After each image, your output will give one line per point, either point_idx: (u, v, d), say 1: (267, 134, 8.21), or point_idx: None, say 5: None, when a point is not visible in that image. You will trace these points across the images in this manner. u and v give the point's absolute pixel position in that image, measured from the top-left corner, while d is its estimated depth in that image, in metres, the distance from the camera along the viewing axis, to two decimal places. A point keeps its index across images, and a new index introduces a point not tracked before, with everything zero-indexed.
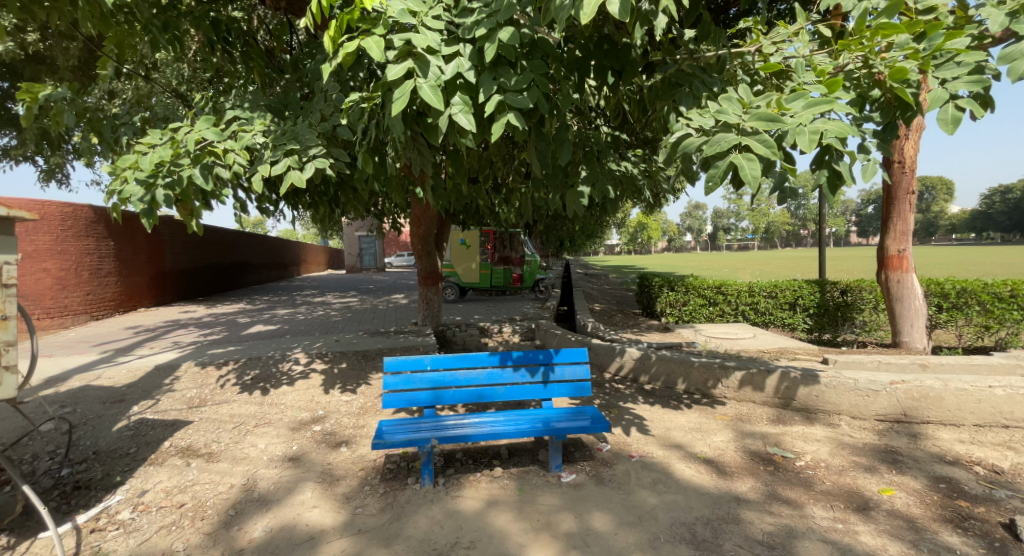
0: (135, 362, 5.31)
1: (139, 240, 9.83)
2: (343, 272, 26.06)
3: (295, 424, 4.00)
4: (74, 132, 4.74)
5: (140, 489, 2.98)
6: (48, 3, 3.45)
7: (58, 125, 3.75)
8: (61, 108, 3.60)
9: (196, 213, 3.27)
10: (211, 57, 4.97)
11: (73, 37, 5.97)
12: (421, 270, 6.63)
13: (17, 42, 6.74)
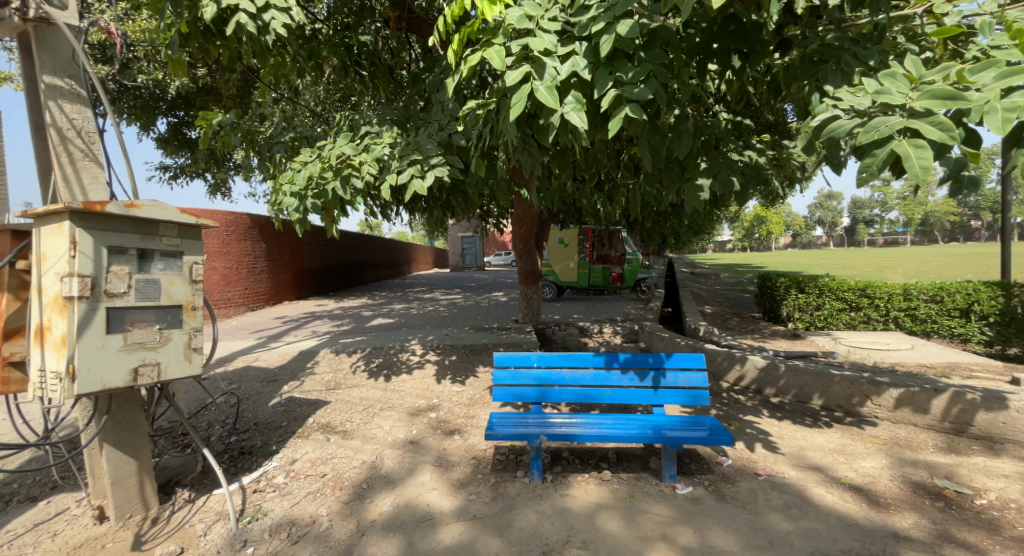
0: (284, 348, 6.16)
1: (285, 242, 11.36)
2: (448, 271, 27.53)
3: (413, 410, 4.32)
4: (239, 151, 5.59)
5: (291, 458, 3.44)
6: (222, 44, 4.10)
7: (227, 146, 4.48)
8: (230, 132, 4.33)
9: (336, 220, 3.67)
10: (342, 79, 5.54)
11: (235, 71, 7.01)
12: (522, 270, 6.70)
13: (190, 78, 7.66)
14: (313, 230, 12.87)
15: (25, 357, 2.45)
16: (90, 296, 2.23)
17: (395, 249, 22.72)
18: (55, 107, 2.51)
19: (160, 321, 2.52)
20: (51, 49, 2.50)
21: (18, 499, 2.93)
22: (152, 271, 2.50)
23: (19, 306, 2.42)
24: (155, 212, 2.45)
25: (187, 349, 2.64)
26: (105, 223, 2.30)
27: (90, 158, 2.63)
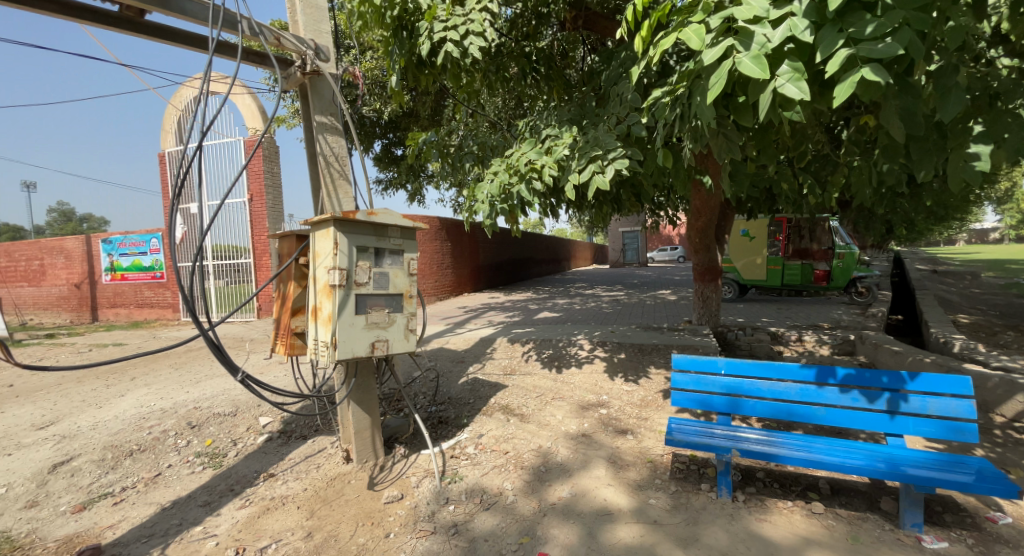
0: (466, 334, 6.85)
1: (463, 240, 12.62)
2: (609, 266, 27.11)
3: (585, 403, 4.37)
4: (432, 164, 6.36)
5: (478, 432, 3.81)
6: (427, 72, 4.71)
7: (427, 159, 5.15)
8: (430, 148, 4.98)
9: (517, 221, 3.89)
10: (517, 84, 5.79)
11: (429, 92, 8.00)
12: (699, 266, 6.16)
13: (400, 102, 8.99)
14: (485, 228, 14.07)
15: (305, 329, 3.22)
16: (346, 284, 2.81)
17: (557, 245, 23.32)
18: (322, 139, 3.22)
19: (388, 305, 3.05)
20: (320, 94, 3.22)
21: (295, 435, 3.88)
22: (383, 265, 3.03)
23: (302, 291, 3.20)
24: (386, 218, 2.97)
25: (406, 329, 3.13)
26: (355, 226, 2.86)
27: (342, 176, 3.30)
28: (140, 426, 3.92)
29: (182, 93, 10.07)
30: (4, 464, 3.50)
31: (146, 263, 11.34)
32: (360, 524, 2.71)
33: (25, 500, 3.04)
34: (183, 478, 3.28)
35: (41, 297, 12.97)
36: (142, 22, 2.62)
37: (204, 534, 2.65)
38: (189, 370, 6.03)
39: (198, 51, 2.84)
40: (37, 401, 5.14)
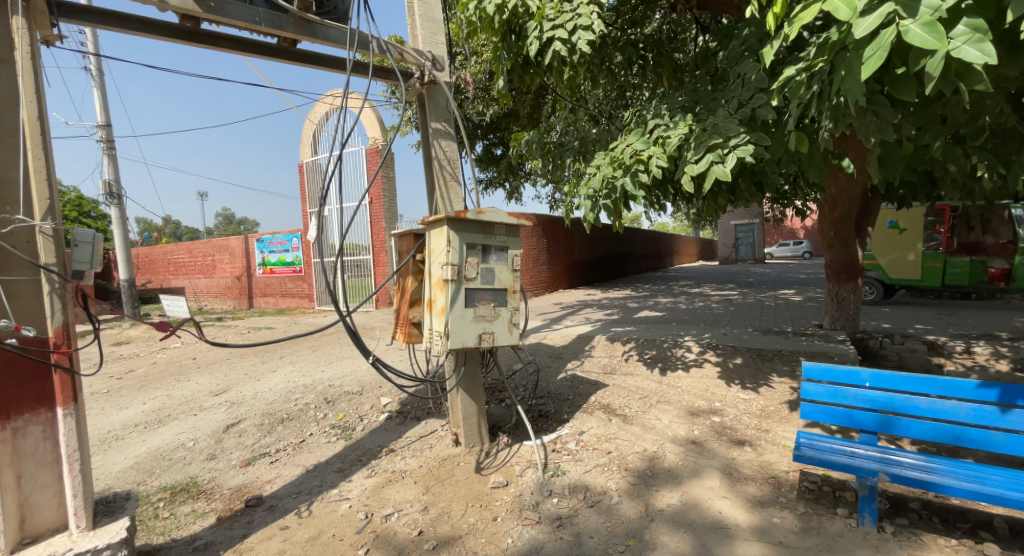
0: (565, 331, 6.83)
1: (559, 237, 12.61)
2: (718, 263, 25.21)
3: (694, 409, 4.12)
4: (533, 161, 6.40)
5: (579, 429, 3.77)
6: (532, 70, 4.74)
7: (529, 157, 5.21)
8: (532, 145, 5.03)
9: (622, 215, 3.76)
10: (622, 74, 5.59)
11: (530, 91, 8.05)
12: (834, 262, 5.46)
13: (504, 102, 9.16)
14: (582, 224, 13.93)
15: (420, 319, 3.47)
16: (457, 278, 2.97)
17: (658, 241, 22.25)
18: (437, 144, 3.43)
19: (494, 300, 3.16)
20: (435, 102, 3.43)
21: (410, 416, 4.20)
22: (490, 261, 3.15)
23: (418, 285, 3.44)
24: (494, 216, 3.07)
25: (511, 323, 3.23)
26: (465, 224, 3.01)
27: (454, 178, 3.48)
28: (288, 398, 4.54)
29: (317, 109, 11.36)
30: (192, 422, 4.29)
31: (289, 258, 13.05)
32: (469, 504, 2.86)
33: (207, 453, 3.69)
34: (321, 446, 3.73)
35: (212, 286, 15.59)
36: (294, 50, 3.00)
37: (338, 497, 2.99)
38: (322, 352, 6.83)
39: (337, 72, 3.19)
40: (211, 373, 6.20)
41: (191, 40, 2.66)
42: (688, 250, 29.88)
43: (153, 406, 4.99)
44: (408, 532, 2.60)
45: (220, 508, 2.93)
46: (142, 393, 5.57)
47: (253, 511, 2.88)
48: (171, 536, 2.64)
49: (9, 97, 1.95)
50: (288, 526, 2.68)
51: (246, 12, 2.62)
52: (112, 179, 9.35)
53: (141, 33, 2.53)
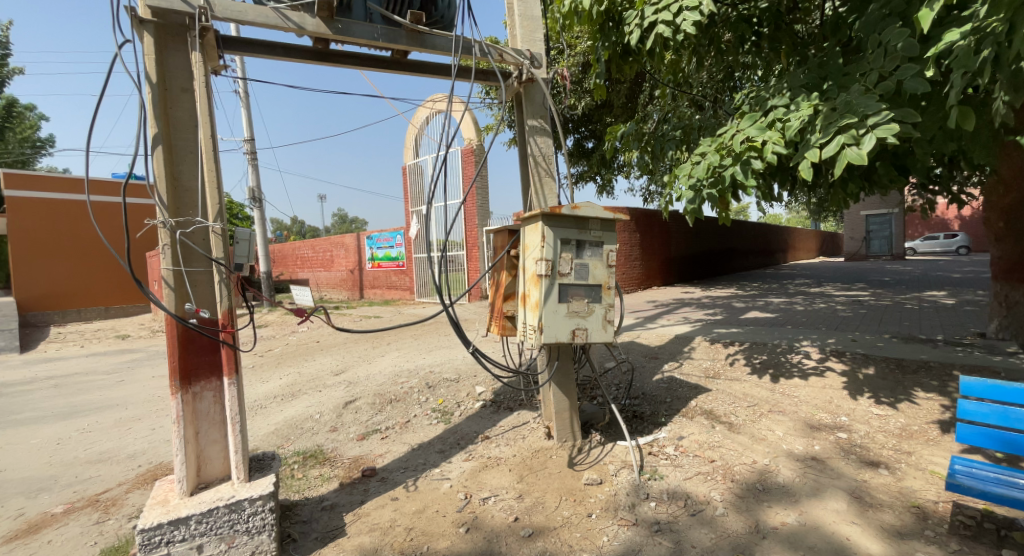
0: (662, 330, 6.55)
1: (655, 231, 12.13)
2: (842, 260, 22.43)
3: (813, 422, 3.71)
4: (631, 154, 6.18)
5: (678, 434, 3.60)
6: (631, 59, 4.56)
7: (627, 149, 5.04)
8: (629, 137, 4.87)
9: (730, 207, 3.48)
10: (731, 54, 5.17)
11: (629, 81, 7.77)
12: (1003, 259, 4.57)
13: None
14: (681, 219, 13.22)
15: (514, 313, 3.52)
16: (551, 274, 2.92)
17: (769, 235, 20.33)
18: (533, 141, 3.45)
19: (588, 295, 3.04)
20: (532, 100, 3.46)
21: (504, 406, 4.31)
22: (584, 257, 3.03)
23: (512, 279, 3.50)
24: (589, 211, 2.95)
25: (604, 320, 3.07)
26: (560, 220, 2.95)
27: (549, 174, 3.49)
28: (396, 381, 4.92)
29: (420, 114, 12.04)
30: (317, 397, 4.83)
31: (394, 254, 14.04)
32: (563, 498, 2.86)
33: (330, 425, 4.13)
34: (424, 427, 3.99)
35: (331, 278, 17.33)
36: (405, 60, 3.20)
37: (440, 476, 3.18)
38: (424, 341, 7.29)
39: (443, 78, 3.35)
40: (331, 355, 6.90)
41: (320, 60, 2.95)
42: (806, 244, 26.90)
43: (286, 381, 5.69)
44: (504, 517, 2.68)
45: (342, 474, 3.27)
46: (277, 370, 6.39)
47: (368, 480, 3.17)
48: (304, 495, 3.01)
49: (189, 121, 2.36)
50: (398, 497, 2.91)
51: (366, 30, 2.84)
52: (255, 186, 10.77)
53: (282, 58, 2.87)
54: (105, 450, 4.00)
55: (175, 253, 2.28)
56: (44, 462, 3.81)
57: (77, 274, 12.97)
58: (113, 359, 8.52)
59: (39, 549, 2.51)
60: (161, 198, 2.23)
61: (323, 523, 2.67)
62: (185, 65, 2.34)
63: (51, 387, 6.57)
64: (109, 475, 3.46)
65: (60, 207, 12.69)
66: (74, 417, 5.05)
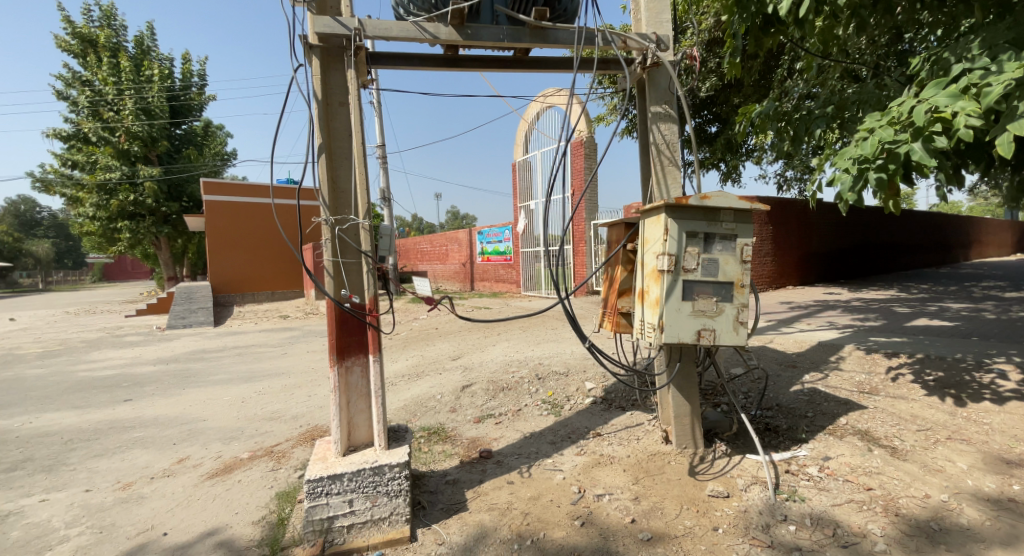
0: (800, 335, 5.84)
1: (791, 223, 10.89)
2: None
3: (1011, 458, 3.03)
4: (765, 138, 5.57)
5: (824, 454, 3.19)
6: (775, 30, 4.06)
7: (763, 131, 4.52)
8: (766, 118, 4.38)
9: (899, 193, 2.97)
10: (903, 13, 4.37)
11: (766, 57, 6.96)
12: None
13: None
14: (824, 209, 11.66)
15: (629, 310, 3.35)
16: (674, 270, 2.69)
17: (944, 227, 16.93)
18: (655, 129, 3.26)
19: (717, 294, 2.74)
20: (656, 85, 3.26)
21: (615, 405, 4.21)
22: (713, 251, 2.73)
23: (628, 274, 3.34)
24: (721, 201, 2.65)
25: (736, 321, 2.75)
26: (686, 211, 2.69)
27: (673, 163, 3.27)
28: (508, 370, 5.09)
29: (531, 109, 12.22)
30: (437, 379, 5.21)
31: (503, 248, 14.46)
32: (684, 506, 2.72)
33: (449, 406, 4.42)
34: (536, 417, 4.08)
35: (446, 270, 18.43)
36: (526, 58, 3.25)
37: (553, 467, 3.22)
38: (535, 333, 7.42)
39: (563, 71, 3.33)
40: (448, 342, 7.37)
41: (449, 65, 3.13)
42: (998, 238, 21.93)
43: (410, 363, 6.21)
44: (620, 516, 2.63)
45: (461, 453, 3.49)
46: (402, 352, 7.00)
47: (485, 462, 3.32)
48: (430, 468, 3.26)
49: (344, 130, 2.69)
50: (513, 481, 3.02)
51: (492, 32, 2.94)
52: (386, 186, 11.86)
53: (417, 66, 3.08)
54: (274, 410, 4.76)
55: (333, 246, 2.63)
56: (232, 415, 4.67)
57: (253, 262, 15.50)
58: (277, 334, 10.08)
59: (232, 486, 3.08)
60: (324, 199, 2.58)
61: (447, 496, 2.87)
62: (341, 81, 2.67)
63: (233, 355, 8.00)
64: (278, 431, 4.12)
65: (241, 208, 15.26)
66: (250, 381, 6.09)
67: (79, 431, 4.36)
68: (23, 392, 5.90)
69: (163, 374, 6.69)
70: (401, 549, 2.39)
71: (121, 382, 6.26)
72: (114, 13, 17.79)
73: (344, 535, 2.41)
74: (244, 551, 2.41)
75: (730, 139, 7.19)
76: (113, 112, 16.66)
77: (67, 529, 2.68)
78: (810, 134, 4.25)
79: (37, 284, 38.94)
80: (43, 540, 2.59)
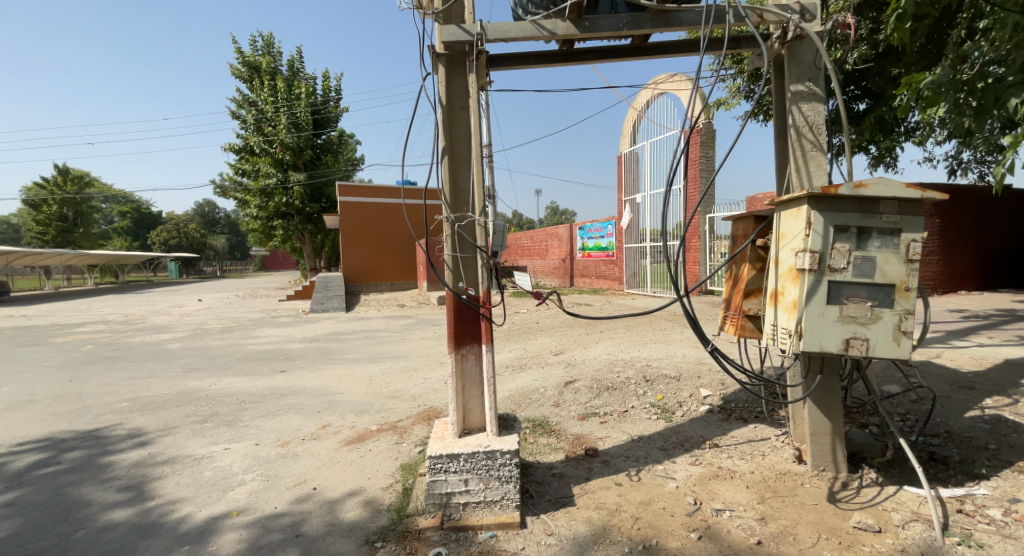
0: (975, 350, 4.83)
1: (966, 216, 9.10)
2: None
3: None
4: (933, 112, 4.66)
5: (1011, 495, 2.61)
6: None
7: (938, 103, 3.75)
8: (940, 91, 3.65)
9: None
10: None
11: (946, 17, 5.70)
12: None
13: None
14: (1015, 198, 9.53)
15: (758, 313, 3.04)
16: (817, 269, 2.39)
17: None
18: (795, 109, 2.92)
19: (872, 297, 2.38)
20: (798, 60, 2.89)
21: (735, 415, 3.88)
22: (869, 249, 2.38)
23: (756, 274, 3.04)
24: (881, 189, 2.29)
25: (898, 331, 2.36)
26: (835, 203, 2.38)
27: (817, 146, 2.89)
28: (614, 370, 4.95)
29: (641, 98, 11.75)
30: (541, 373, 5.27)
31: (605, 244, 14.14)
32: (821, 534, 2.42)
33: (553, 400, 4.44)
34: (644, 420, 3.93)
35: (546, 266, 18.52)
36: (646, 44, 3.10)
37: (665, 474, 3.07)
38: (641, 333, 7.16)
39: (688, 54, 3.12)
40: (549, 337, 7.42)
41: (565, 60, 3.11)
42: None
43: (513, 355, 6.37)
44: (744, 536, 2.42)
45: (567, 448, 3.48)
46: (507, 344, 7.23)
47: (592, 460, 3.28)
48: (537, 459, 3.32)
49: (465, 132, 2.82)
50: (622, 483, 2.94)
51: (611, 22, 2.86)
52: None
53: (533, 64, 3.10)
54: (395, 389, 5.22)
55: (454, 241, 2.79)
56: (362, 390, 5.21)
57: (378, 256, 17.10)
58: (396, 321, 11.04)
59: (364, 453, 3.44)
60: (446, 198, 2.75)
61: (554, 488, 2.90)
62: (463, 86, 2.81)
63: (361, 338, 8.95)
64: (399, 409, 4.50)
65: (368, 207, 16.88)
66: (375, 361, 6.77)
67: (246, 394, 5.20)
68: (208, 359, 7.21)
69: (307, 351, 7.73)
70: (512, 534, 2.46)
71: (276, 355, 7.36)
72: (273, 41, 20.76)
73: (460, 512, 2.55)
74: (376, 514, 2.67)
75: (881, 117, 6.18)
76: (271, 127, 19.52)
77: (242, 475, 3.22)
78: (1003, 105, 3.45)
79: (216, 272, 47.15)
80: (227, 481, 3.14)
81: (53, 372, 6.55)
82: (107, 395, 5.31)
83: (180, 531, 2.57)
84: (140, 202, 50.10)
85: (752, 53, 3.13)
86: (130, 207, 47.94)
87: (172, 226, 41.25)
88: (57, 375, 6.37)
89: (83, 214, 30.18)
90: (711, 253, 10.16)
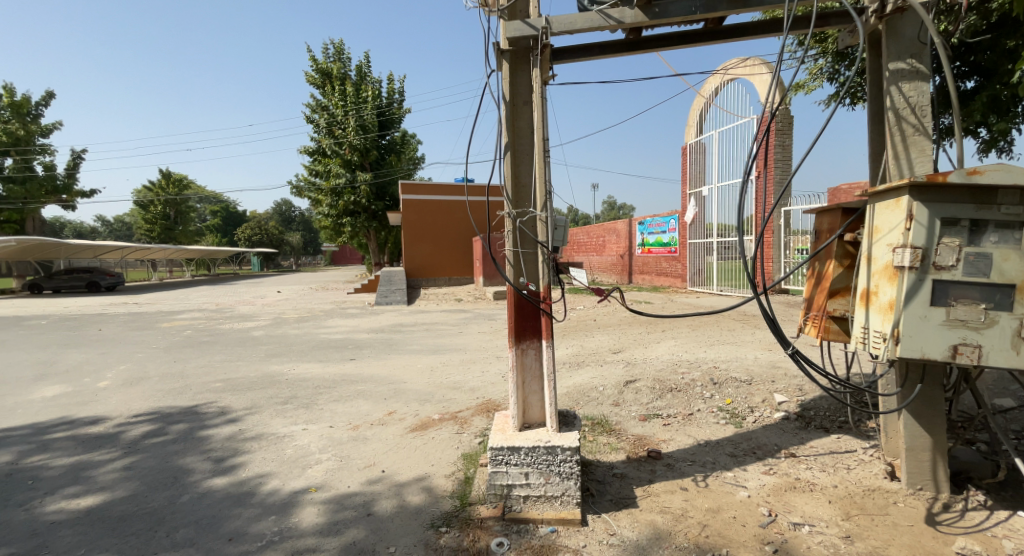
0: None
1: None
2: None
3: None
4: None
5: None
6: None
7: None
8: None
9: None
10: None
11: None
12: None
13: None
14: None
15: (845, 314, 2.79)
16: (920, 267, 2.16)
17: None
18: (894, 90, 2.65)
19: (988, 299, 2.12)
20: (898, 36, 2.60)
21: (815, 424, 3.60)
22: (984, 244, 2.11)
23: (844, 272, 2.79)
24: (1001, 177, 2.02)
25: (1018, 337, 2.08)
26: (943, 194, 2.13)
27: (921, 131, 2.61)
28: (677, 371, 4.77)
29: (709, 86, 11.19)
30: (599, 371, 5.19)
31: (666, 240, 13.65)
32: None
33: (612, 399, 4.35)
34: (711, 424, 3.75)
35: (603, 262, 18.16)
36: (721, 28, 2.93)
37: (735, 482, 2.91)
38: (705, 333, 6.86)
39: (769, 35, 2.91)
40: (608, 334, 7.28)
41: (632, 49, 3.02)
42: None
43: (571, 352, 6.32)
44: (827, 553, 2.25)
45: (627, 448, 3.40)
46: (564, 340, 7.20)
47: (655, 462, 3.18)
48: (597, 457, 3.26)
49: (528, 128, 2.81)
50: (688, 488, 2.83)
51: (683, 6, 2.72)
52: None
53: (598, 55, 3.04)
54: (454, 381, 5.34)
55: (516, 237, 2.79)
56: (424, 380, 5.39)
57: (439, 251, 17.59)
58: (456, 315, 11.33)
59: (428, 441, 3.55)
60: (508, 194, 2.77)
61: (615, 488, 2.84)
62: (526, 81, 2.80)
63: (422, 330, 9.27)
64: (459, 399, 4.60)
65: (430, 204, 17.40)
66: (435, 353, 6.99)
67: (319, 380, 5.55)
68: (286, 346, 7.79)
69: (373, 341, 8.12)
70: (573, 530, 2.44)
71: (345, 344, 7.80)
72: (343, 47, 21.87)
73: (520, 504, 2.56)
74: (440, 500, 2.75)
75: (995, 96, 5.46)
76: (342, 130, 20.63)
77: (319, 454, 3.44)
78: None
79: (293, 266, 50.73)
80: (305, 459, 3.36)
81: (159, 353, 7.36)
82: (203, 375, 5.88)
83: (267, 502, 2.78)
84: (228, 202, 54.84)
85: (843, 31, 2.87)
86: (220, 206, 52.72)
87: (255, 223, 44.86)
88: (162, 356, 7.14)
89: (182, 214, 33.58)
90: (785, 249, 9.50)
